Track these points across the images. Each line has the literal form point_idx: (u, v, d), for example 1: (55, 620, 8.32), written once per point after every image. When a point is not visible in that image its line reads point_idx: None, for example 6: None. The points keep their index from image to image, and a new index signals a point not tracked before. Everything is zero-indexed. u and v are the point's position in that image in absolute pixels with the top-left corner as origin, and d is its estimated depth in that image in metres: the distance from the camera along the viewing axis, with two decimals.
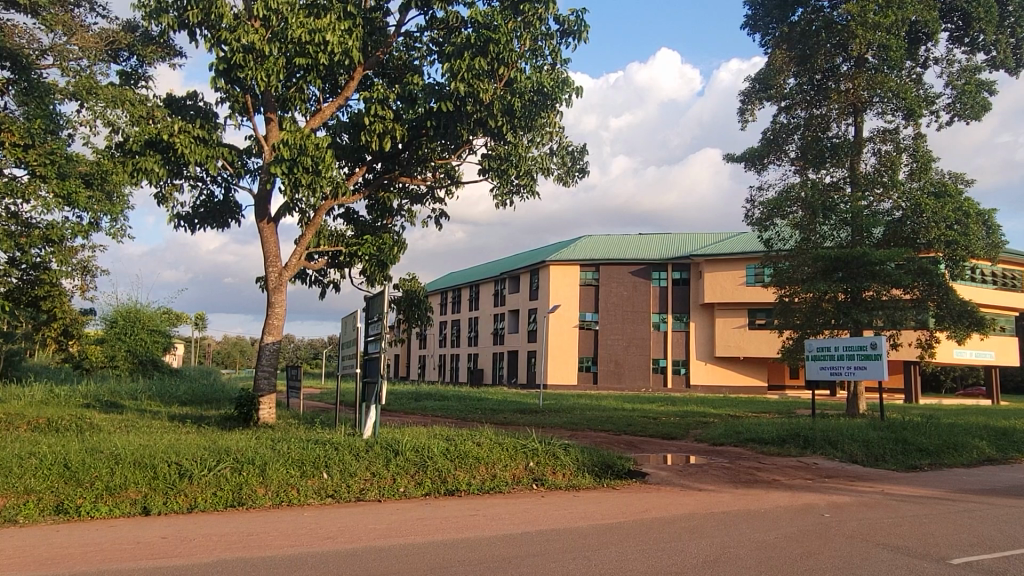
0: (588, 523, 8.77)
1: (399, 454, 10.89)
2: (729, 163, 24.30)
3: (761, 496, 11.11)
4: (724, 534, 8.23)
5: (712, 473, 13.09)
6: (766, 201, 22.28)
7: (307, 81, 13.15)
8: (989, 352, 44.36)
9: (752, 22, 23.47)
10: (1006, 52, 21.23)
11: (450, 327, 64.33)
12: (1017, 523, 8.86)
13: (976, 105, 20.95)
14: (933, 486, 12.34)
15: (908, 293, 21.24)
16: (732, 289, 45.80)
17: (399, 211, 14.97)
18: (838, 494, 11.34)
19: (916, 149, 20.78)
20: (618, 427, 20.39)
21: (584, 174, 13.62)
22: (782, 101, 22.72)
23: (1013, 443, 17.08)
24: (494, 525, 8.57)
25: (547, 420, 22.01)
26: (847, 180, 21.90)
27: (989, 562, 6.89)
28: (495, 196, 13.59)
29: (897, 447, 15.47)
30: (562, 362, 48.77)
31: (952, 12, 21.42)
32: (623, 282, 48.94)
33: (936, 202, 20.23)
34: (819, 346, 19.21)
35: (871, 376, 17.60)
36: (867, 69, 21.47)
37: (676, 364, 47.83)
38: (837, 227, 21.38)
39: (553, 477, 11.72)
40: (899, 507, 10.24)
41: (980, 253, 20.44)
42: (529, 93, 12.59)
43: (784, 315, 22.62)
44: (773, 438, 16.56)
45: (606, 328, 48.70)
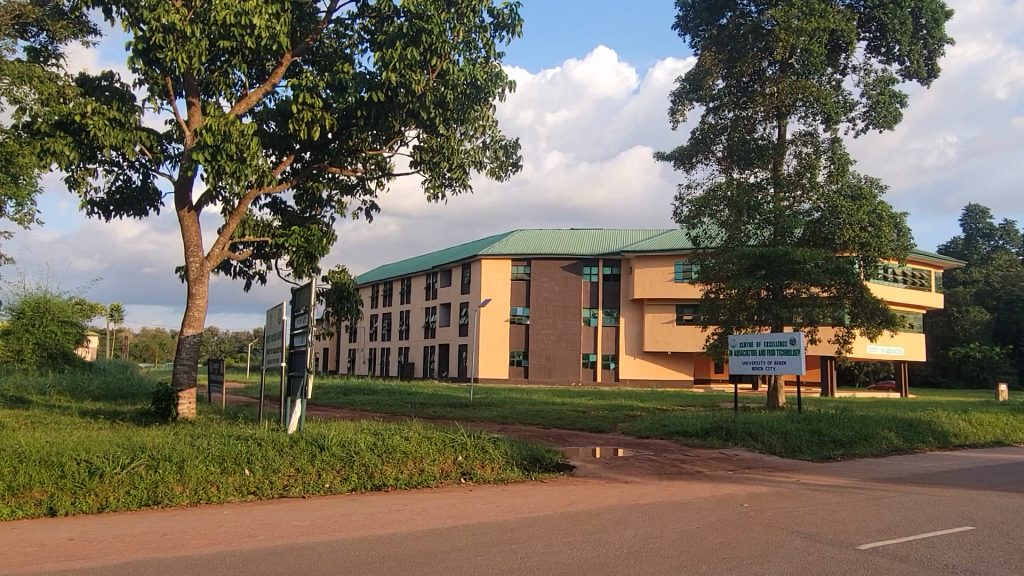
0: (515, 517, 8.78)
1: (325, 450, 10.65)
2: (659, 161, 24.80)
3: (683, 488, 11.38)
4: (647, 525, 8.39)
5: (637, 465, 13.35)
6: (694, 199, 22.85)
7: (232, 64, 12.80)
8: (898, 347, 46.68)
9: (682, 24, 24.03)
10: (918, 62, 22.37)
11: (381, 320, 63.55)
12: (919, 510, 9.38)
13: (889, 114, 22.00)
14: (845, 476, 12.90)
15: (825, 291, 22.14)
16: (661, 285, 46.79)
17: (328, 202, 14.66)
18: (756, 485, 11.75)
19: (833, 152, 21.66)
20: (547, 421, 20.55)
21: (517, 168, 13.63)
22: (710, 102, 23.33)
23: (918, 433, 18.06)
24: (420, 520, 8.50)
25: (478, 414, 21.98)
26: (770, 180, 22.60)
27: (893, 547, 7.26)
28: (427, 189, 13.45)
29: (813, 438, 16.12)
30: (494, 356, 48.90)
31: (870, 22, 22.30)
32: (555, 277, 49.42)
33: (852, 204, 21.16)
34: (741, 341, 19.81)
35: (790, 370, 18.32)
36: (791, 73, 22.20)
37: (606, 358, 48.57)
38: (761, 226, 22.08)
39: (482, 471, 11.73)
40: (813, 495, 10.69)
41: (890, 253, 21.49)
42: (462, 86, 12.48)
43: (710, 311, 23.20)
44: (697, 431, 17.00)
45: (538, 322, 49.04)
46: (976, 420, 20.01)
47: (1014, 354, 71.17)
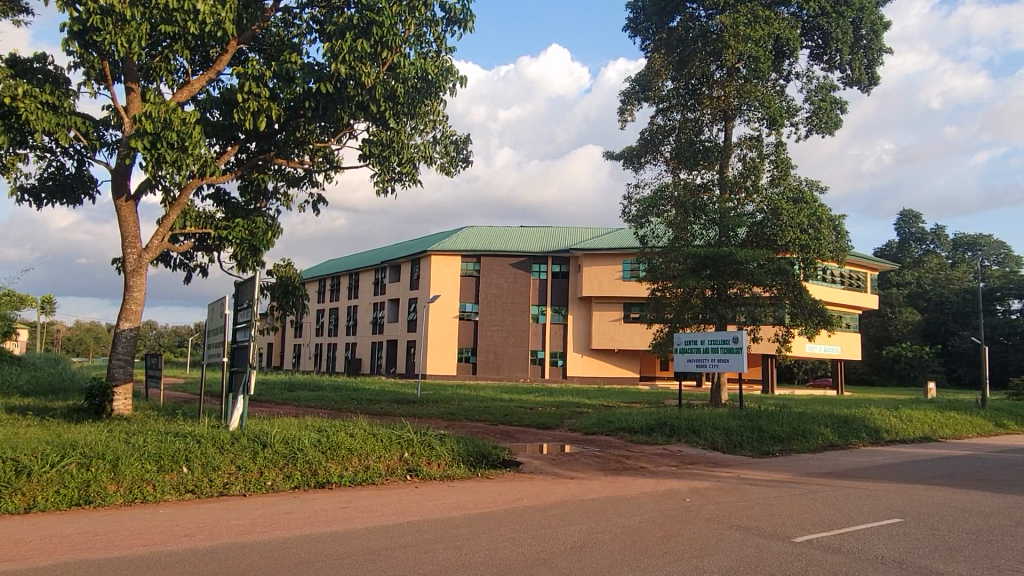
0: (460, 513, 8.77)
1: (267, 447, 10.45)
2: (608, 160, 25.09)
3: (627, 483, 11.54)
4: (591, 520, 8.47)
5: (583, 461, 13.47)
6: (642, 199, 23.17)
7: (174, 50, 12.42)
8: (835, 346, 48.21)
9: (634, 26, 24.35)
10: (859, 70, 23.15)
11: (328, 315, 62.61)
12: (852, 503, 9.71)
13: (830, 121, 22.69)
14: (783, 471, 13.27)
15: (767, 291, 22.68)
16: (609, 284, 47.29)
17: (274, 194, 14.36)
18: (698, 480, 11.99)
19: (777, 156, 22.23)
20: (494, 417, 20.57)
21: (468, 164, 13.58)
22: (659, 103, 23.69)
23: (852, 429, 18.70)
24: (364, 517, 8.41)
25: (425, 411, 21.87)
26: (716, 182, 23.07)
27: (827, 539, 7.50)
28: (375, 183, 13.29)
29: (753, 434, 16.54)
30: (442, 352, 48.71)
31: (813, 30, 22.97)
32: (504, 274, 49.52)
33: (793, 207, 21.75)
34: (686, 339, 20.16)
35: (732, 368, 18.76)
36: (738, 78, 22.68)
37: (554, 355, 48.88)
38: (706, 227, 22.52)
39: (428, 468, 11.67)
40: (752, 490, 10.97)
41: (829, 255, 22.18)
42: (412, 80, 12.37)
43: (656, 309, 23.50)
44: (641, 427, 17.25)
45: (486, 319, 49.05)
46: (906, 417, 20.83)
47: (943, 353, 74.31)
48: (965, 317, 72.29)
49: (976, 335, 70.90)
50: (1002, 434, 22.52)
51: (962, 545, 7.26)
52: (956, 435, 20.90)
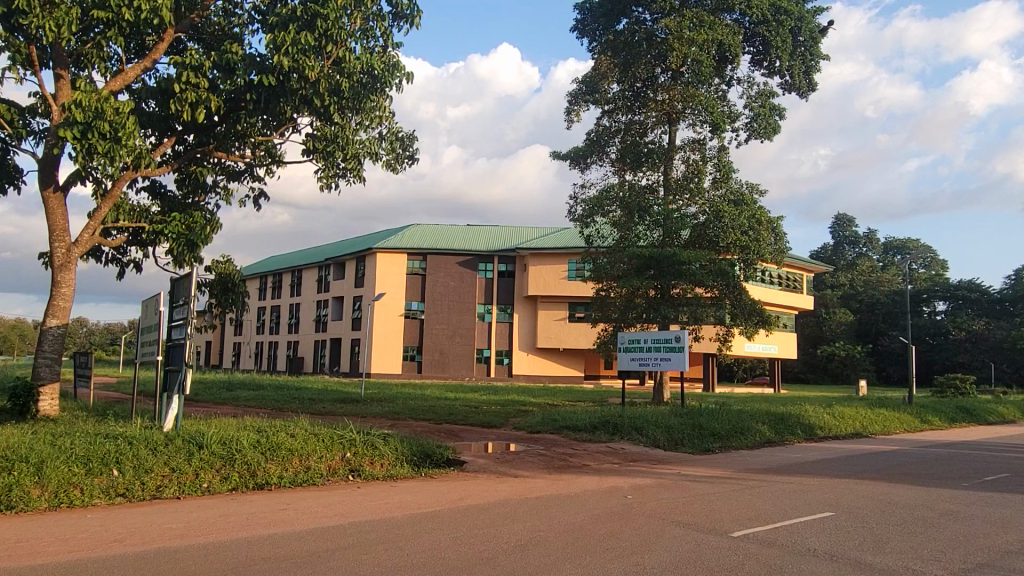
0: (403, 513, 8.69)
1: (203, 448, 10.14)
2: (555, 160, 25.25)
3: (571, 481, 11.63)
4: (535, 518, 8.50)
5: (527, 460, 13.50)
6: (588, 199, 23.44)
7: (107, 36, 11.93)
8: (773, 346, 49.53)
9: (581, 27, 24.56)
10: (798, 77, 23.82)
11: (270, 312, 61.29)
12: (788, 498, 10.00)
13: (769, 126, 23.30)
14: (721, 467, 13.57)
15: (708, 291, 23.12)
16: (554, 283, 47.59)
17: (213, 188, 13.95)
18: (640, 477, 12.17)
19: (718, 159, 22.73)
20: (439, 416, 20.44)
21: (413, 161, 13.45)
22: (605, 105, 23.98)
23: (787, 426, 19.26)
24: (304, 519, 8.25)
25: (368, 410, 21.59)
26: (661, 183, 23.43)
27: (763, 534, 7.69)
28: (319, 179, 13.01)
29: (694, 432, 16.87)
30: (386, 351, 48.20)
31: (754, 37, 23.56)
32: (450, 272, 49.32)
33: (734, 209, 22.23)
34: (630, 338, 20.41)
35: (674, 367, 19.07)
36: (681, 82, 23.09)
37: (499, 354, 48.95)
38: (650, 228, 22.86)
39: (371, 468, 11.53)
40: (692, 486, 11.20)
41: (768, 256, 22.76)
42: (357, 74, 12.16)
43: (601, 309, 23.75)
44: (585, 425, 17.39)
45: (432, 317, 48.76)
46: (838, 414, 21.56)
47: (873, 353, 77.25)
48: (894, 318, 75.32)
49: (903, 335, 73.98)
50: (926, 429, 23.54)
51: (890, 537, 7.54)
52: (884, 431, 21.75)
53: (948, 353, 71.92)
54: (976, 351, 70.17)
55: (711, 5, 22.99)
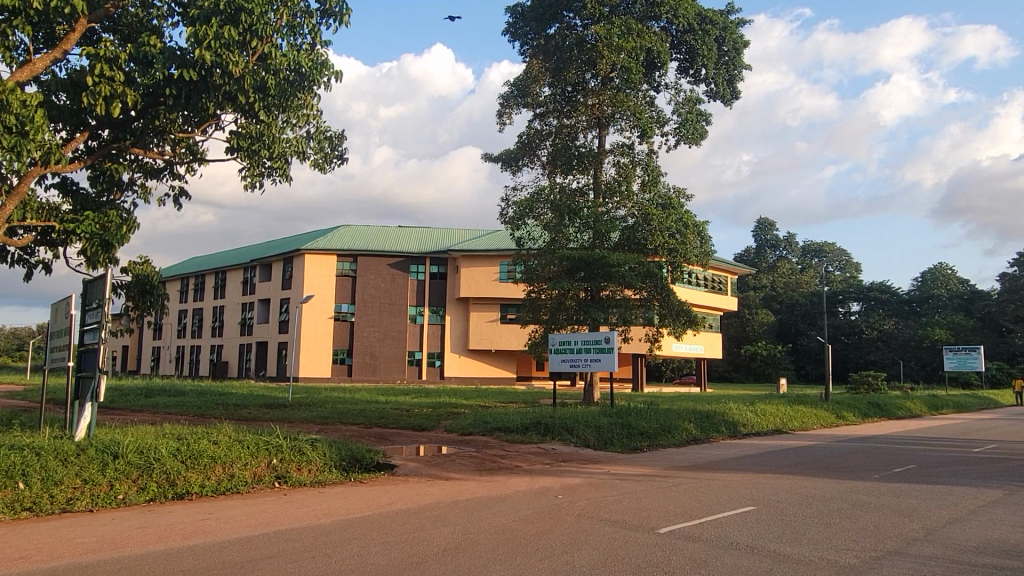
0: (332, 520, 8.51)
1: (119, 458, 9.70)
2: (487, 161, 25.31)
3: (502, 482, 11.64)
4: (466, 520, 8.48)
5: (458, 462, 13.45)
6: (519, 201, 23.60)
7: (12, 25, 11.23)
8: (699, 346, 50.86)
9: (513, 30, 24.75)
10: (722, 85, 24.57)
11: (192, 315, 59.18)
12: (712, 494, 10.29)
13: (695, 132, 23.94)
14: (649, 465, 13.86)
15: (637, 293, 23.55)
16: (486, 284, 47.61)
17: (130, 186, 13.36)
18: (570, 477, 12.30)
19: (647, 164, 23.22)
20: (369, 420, 20.15)
21: (342, 161, 13.21)
22: (536, 108, 24.21)
23: (712, 423, 19.83)
24: (227, 529, 8.00)
25: (296, 415, 21.07)
26: (591, 186, 23.74)
27: (688, 529, 7.88)
28: (243, 177, 12.61)
29: (623, 431, 17.17)
30: (315, 354, 47.22)
31: (680, 45, 24.14)
32: (381, 274, 48.74)
33: (662, 212, 22.76)
34: (560, 339, 20.59)
35: (604, 367, 19.37)
36: (611, 87, 23.46)
37: (431, 356, 48.64)
38: (581, 230, 23.13)
39: (298, 474, 11.26)
40: (621, 485, 11.38)
41: (694, 259, 23.39)
42: (284, 72, 11.87)
43: (532, 310, 23.88)
44: (517, 426, 17.46)
45: (362, 320, 48.05)
46: (760, 410, 22.33)
47: (793, 351, 80.42)
48: (812, 318, 78.62)
49: (821, 334, 77.36)
50: (842, 425, 24.62)
51: (806, 528, 7.84)
52: (803, 427, 22.63)
53: (861, 351, 75.47)
54: (887, 349, 73.81)
55: (640, 12, 23.45)
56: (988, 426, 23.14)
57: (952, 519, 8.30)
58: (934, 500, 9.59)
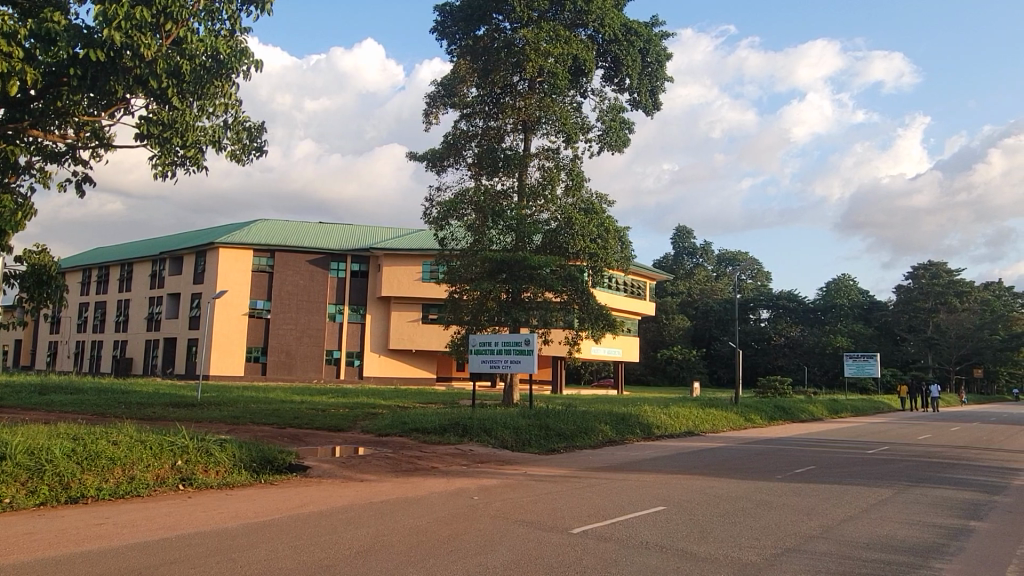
0: (238, 524, 8.21)
1: (7, 459, 9.09)
2: (411, 160, 25.08)
3: (417, 483, 11.55)
4: (379, 522, 8.36)
5: (373, 463, 13.25)
6: (443, 201, 23.52)
7: None
8: (617, 349, 51.88)
9: (441, 29, 24.70)
10: (645, 96, 25.17)
11: (94, 309, 56.12)
12: (625, 494, 10.51)
13: (618, 140, 24.43)
14: (565, 466, 14.05)
15: (557, 296, 23.78)
16: (408, 284, 47.16)
17: (27, 169, 12.55)
18: (486, 478, 12.31)
19: (571, 169, 23.51)
20: (283, 420, 19.58)
21: (261, 153, 12.81)
22: (462, 109, 24.19)
23: (627, 425, 20.25)
24: (124, 534, 7.60)
25: (205, 414, 20.25)
26: (515, 189, 23.84)
27: (601, 529, 8.02)
28: (153, 166, 12.01)
29: (540, 432, 17.33)
30: (227, 352, 45.60)
31: (606, 54, 24.60)
32: (300, 270, 47.60)
33: (584, 217, 23.04)
34: (481, 340, 20.55)
35: (524, 369, 19.55)
36: (538, 91, 23.63)
37: (349, 355, 47.80)
38: (503, 232, 23.25)
39: (204, 476, 10.83)
40: (536, 486, 11.47)
41: (614, 264, 23.76)
42: (200, 58, 11.37)
43: (453, 310, 23.79)
44: (435, 427, 17.36)
45: (278, 317, 46.77)
46: (674, 413, 22.98)
47: (706, 356, 83.61)
48: (725, 324, 82.09)
49: (732, 340, 80.65)
50: (749, 427, 25.63)
51: (712, 527, 8.11)
52: (713, 429, 23.43)
53: (769, 356, 79.37)
54: (793, 355, 77.82)
55: (567, 19, 23.72)
56: (881, 430, 24.56)
57: (847, 517, 8.76)
58: (830, 499, 10.10)
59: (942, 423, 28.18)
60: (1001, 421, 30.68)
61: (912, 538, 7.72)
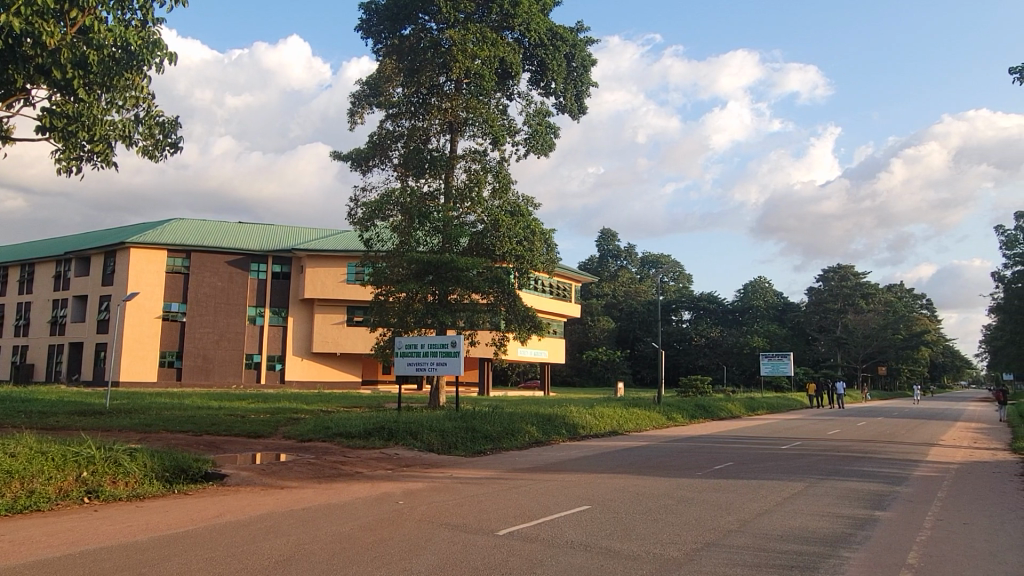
0: (149, 536, 7.83)
1: None
2: (335, 160, 24.62)
3: (341, 490, 11.30)
4: (300, 530, 8.14)
5: (295, 470, 12.89)
6: (369, 202, 23.20)
7: None
8: (543, 351, 52.25)
9: (366, 27, 24.34)
10: (570, 99, 25.45)
11: None
12: (552, 495, 10.57)
13: (544, 143, 24.62)
14: (492, 468, 14.05)
15: (484, 297, 23.81)
16: (332, 285, 46.15)
17: None
18: (412, 481, 12.18)
19: (498, 171, 23.54)
20: (199, 427, 18.83)
21: (176, 149, 12.28)
22: (389, 108, 23.96)
23: (553, 426, 20.43)
24: (22, 552, 7.13)
25: (113, 423, 19.26)
26: (442, 191, 23.71)
27: (526, 530, 8.03)
28: (57, 161, 11.30)
29: (467, 434, 17.29)
30: (139, 357, 43.63)
31: (532, 57, 24.79)
32: (218, 271, 46.01)
33: (511, 220, 23.07)
34: (407, 343, 20.37)
35: (450, 371, 19.42)
36: (464, 93, 23.55)
37: (271, 359, 46.47)
38: (430, 234, 23.09)
39: (112, 488, 10.28)
40: (463, 489, 11.41)
41: (540, 266, 23.91)
42: (109, 48, 10.81)
43: (379, 312, 23.49)
44: (359, 432, 17.06)
45: (195, 320, 45.09)
46: (599, 413, 23.36)
47: (630, 357, 85.40)
48: (648, 325, 84.18)
49: (655, 341, 82.66)
50: (671, 426, 26.27)
51: (636, 524, 8.26)
52: (637, 429, 23.91)
53: (690, 356, 81.63)
54: (713, 355, 80.10)
55: (494, 22, 23.77)
56: (796, 426, 25.61)
57: (763, 511, 9.07)
58: (749, 494, 10.44)
59: (851, 419, 29.61)
60: (904, 415, 32.50)
61: (823, 529, 8.06)
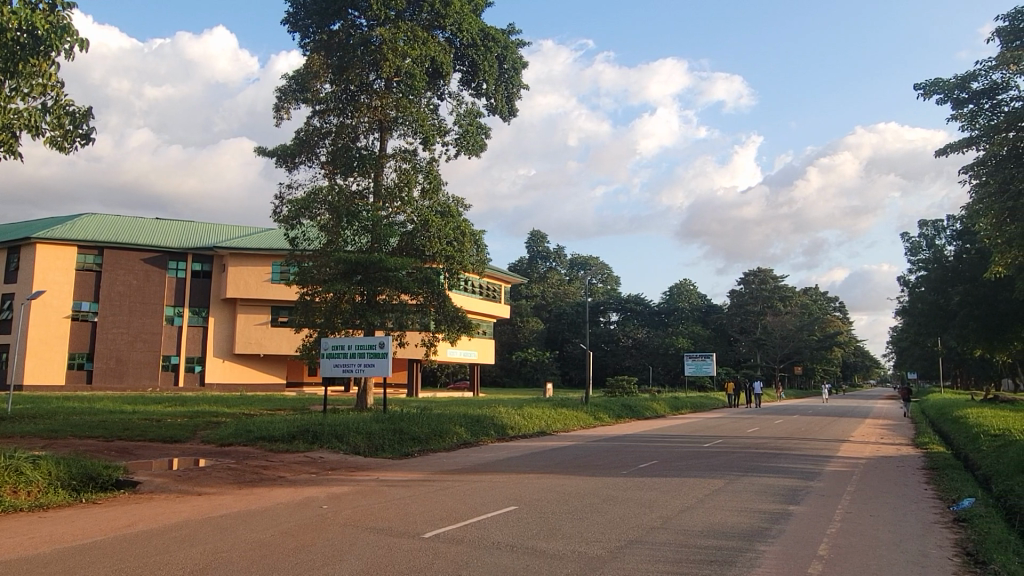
0: (53, 548, 7.42)
1: None
2: (260, 156, 23.98)
3: (262, 495, 10.99)
4: (217, 538, 7.87)
5: (213, 475, 12.45)
6: (295, 200, 22.71)
7: None
8: (473, 352, 52.12)
9: (293, 21, 23.78)
10: (501, 101, 25.52)
11: None
12: (479, 495, 10.56)
13: (474, 144, 24.59)
14: (418, 470, 13.93)
15: (413, 298, 23.62)
16: (255, 285, 44.80)
17: None
18: (337, 485, 11.95)
19: (428, 171, 23.39)
20: (110, 433, 17.96)
21: (88, 141, 11.64)
22: (316, 105, 23.52)
23: (481, 427, 20.41)
24: None
25: (15, 429, 18.17)
26: (371, 190, 23.38)
27: (452, 532, 7.99)
28: None
29: (395, 437, 17.08)
30: (46, 359, 41.36)
31: (463, 57, 24.78)
32: (133, 269, 44.08)
33: (441, 220, 22.93)
34: (333, 343, 19.99)
35: (378, 373, 19.11)
36: (394, 91, 23.30)
37: (190, 360, 44.79)
38: (358, 233, 22.74)
39: (13, 498, 9.66)
40: (389, 491, 11.27)
41: (470, 266, 23.87)
42: (13, 32, 10.16)
43: (305, 312, 22.98)
44: (282, 435, 16.61)
45: (108, 320, 43.09)
46: (528, 414, 23.47)
47: (559, 357, 86.18)
48: (577, 326, 85.15)
49: (583, 342, 83.65)
50: (598, 425, 26.63)
51: (562, 523, 8.32)
52: (564, 429, 24.14)
53: (617, 357, 82.90)
54: (639, 356, 80.87)
55: (425, 20, 23.62)
56: (717, 425, 26.40)
57: (685, 507, 9.30)
58: (671, 491, 10.68)
59: (769, 417, 30.71)
60: (817, 412, 33.95)
61: (740, 523, 8.34)
